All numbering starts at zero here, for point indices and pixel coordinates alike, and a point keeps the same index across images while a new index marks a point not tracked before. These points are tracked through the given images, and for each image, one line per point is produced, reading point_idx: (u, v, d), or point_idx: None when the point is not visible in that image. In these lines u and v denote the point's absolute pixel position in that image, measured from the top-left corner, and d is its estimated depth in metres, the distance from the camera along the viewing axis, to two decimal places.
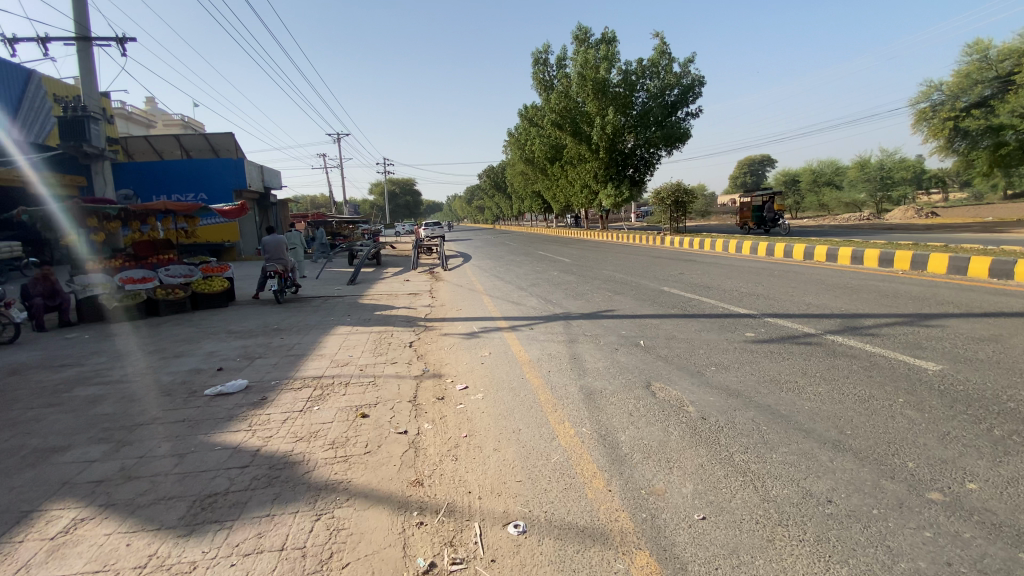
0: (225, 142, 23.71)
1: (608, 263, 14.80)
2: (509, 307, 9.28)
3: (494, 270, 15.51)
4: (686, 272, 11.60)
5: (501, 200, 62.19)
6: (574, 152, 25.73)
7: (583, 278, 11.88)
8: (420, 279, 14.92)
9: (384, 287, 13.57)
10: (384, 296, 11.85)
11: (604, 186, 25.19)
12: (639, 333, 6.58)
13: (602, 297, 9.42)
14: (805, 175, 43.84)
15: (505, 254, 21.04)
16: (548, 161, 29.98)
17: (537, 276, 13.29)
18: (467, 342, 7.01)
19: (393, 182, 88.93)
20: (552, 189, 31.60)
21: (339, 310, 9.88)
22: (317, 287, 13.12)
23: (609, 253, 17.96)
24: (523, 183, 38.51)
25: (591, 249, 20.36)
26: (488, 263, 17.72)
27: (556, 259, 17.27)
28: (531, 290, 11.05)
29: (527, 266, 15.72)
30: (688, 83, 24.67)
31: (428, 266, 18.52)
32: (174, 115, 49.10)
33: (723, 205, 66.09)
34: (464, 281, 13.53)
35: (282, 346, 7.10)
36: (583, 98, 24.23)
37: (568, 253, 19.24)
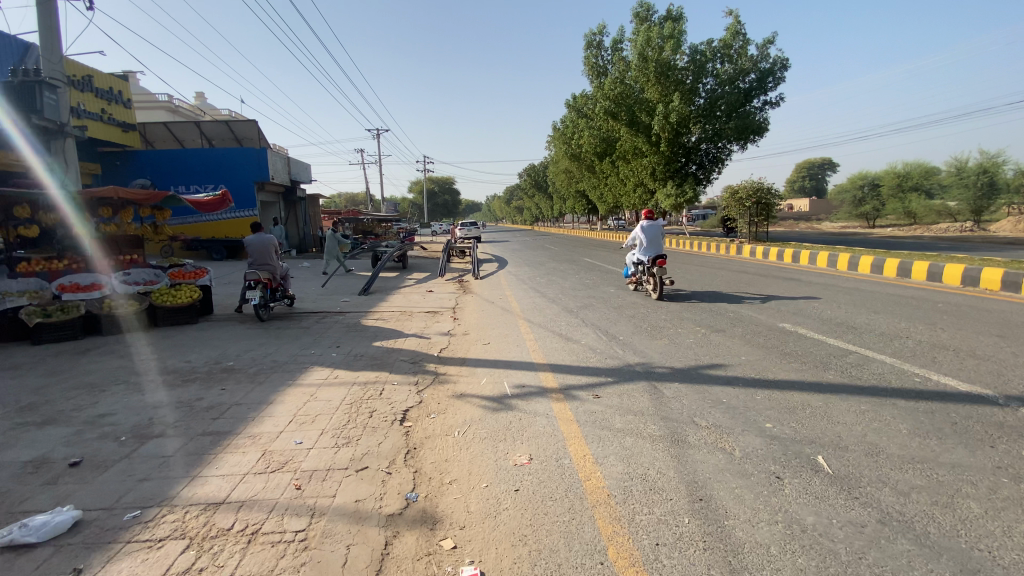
0: (249, 131, 22.00)
1: (678, 278, 11.74)
2: (556, 343, 6.51)
3: (536, 282, 12.76)
4: (798, 298, 8.49)
5: (542, 201, 59.18)
6: (629, 146, 22.58)
7: (653, 301, 8.93)
8: (444, 290, 12.33)
9: (400, 299, 11.05)
10: (396, 312, 9.32)
11: (663, 185, 21.96)
12: (795, 429, 3.70)
13: (692, 335, 6.52)
14: (887, 179, 38.53)
15: (548, 260, 18.20)
16: (598, 156, 26.88)
17: (589, 293, 10.43)
18: (492, 418, 4.26)
19: (433, 181, 87.48)
20: (601, 187, 28.49)
21: (328, 336, 7.40)
22: (319, 298, 10.71)
23: (673, 264, 14.86)
24: (568, 181, 35.44)
25: (649, 258, 17.26)
26: (528, 273, 14.95)
27: (609, 270, 14.34)
28: (585, 315, 8.23)
29: (574, 279, 12.87)
30: (768, 67, 21.00)
31: (458, 273, 15.96)
32: (221, 111, 48.96)
33: (784, 212, 60.89)
34: (498, 297, 10.81)
35: (211, 407, 4.68)
36: (642, 84, 21.05)
37: (623, 263, 16.21)
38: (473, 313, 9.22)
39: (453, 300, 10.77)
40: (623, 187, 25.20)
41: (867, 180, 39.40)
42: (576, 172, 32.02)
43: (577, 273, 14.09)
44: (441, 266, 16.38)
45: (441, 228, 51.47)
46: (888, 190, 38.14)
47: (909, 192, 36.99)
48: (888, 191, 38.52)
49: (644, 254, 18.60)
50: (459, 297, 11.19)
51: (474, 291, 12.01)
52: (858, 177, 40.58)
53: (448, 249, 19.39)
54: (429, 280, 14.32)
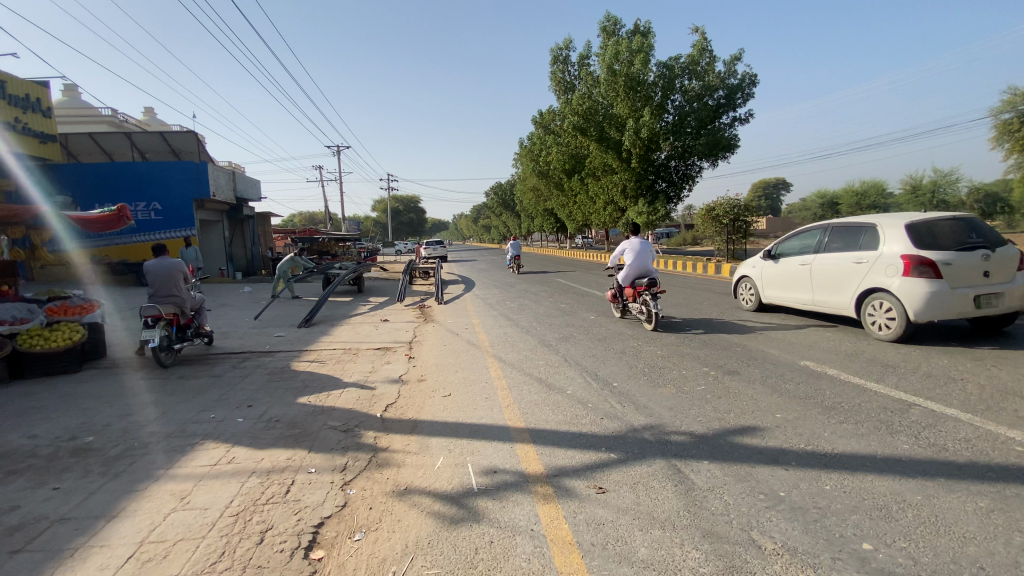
0: (186, 144, 19.93)
1: (663, 302, 10.59)
2: (535, 393, 5.13)
3: (506, 308, 11.38)
4: (807, 327, 7.39)
5: (510, 219, 58.27)
6: (599, 164, 21.53)
7: (643, 331, 7.71)
8: (401, 318, 10.81)
9: (347, 331, 9.44)
10: (339, 348, 7.74)
11: (636, 203, 20.96)
12: (906, 556, 2.43)
13: (702, 380, 5.26)
14: (846, 197, 39.14)
15: (518, 282, 16.87)
16: (566, 174, 25.82)
17: (568, 320, 9.12)
18: (449, 537, 2.81)
19: (397, 199, 85.56)
20: (571, 205, 27.42)
21: (243, 388, 5.79)
22: (250, 333, 8.99)
23: (653, 284, 13.83)
24: (536, 198, 34.39)
25: (625, 278, 16.18)
26: (496, 296, 13.58)
27: (585, 292, 13.12)
28: (566, 350, 6.89)
29: (549, 303, 11.55)
30: (738, 82, 20.37)
31: (420, 297, 14.40)
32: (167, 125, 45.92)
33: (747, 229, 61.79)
34: (463, 326, 9.36)
35: (19, 528, 3.09)
36: (610, 99, 20.14)
37: (599, 282, 15.08)
38: (433, 347, 7.74)
39: (410, 331, 9.26)
40: (594, 205, 24.14)
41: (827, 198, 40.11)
42: (544, 189, 30.93)
43: (550, 296, 12.80)
44: (401, 289, 14.78)
45: (405, 247, 49.64)
46: (847, 207, 38.70)
47: (868, 209, 37.63)
48: (847, 208, 39.10)
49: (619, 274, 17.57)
50: (418, 327, 9.68)
51: (436, 319, 10.51)
52: (818, 195, 41.30)
53: (408, 270, 17.79)
54: (385, 306, 12.72)
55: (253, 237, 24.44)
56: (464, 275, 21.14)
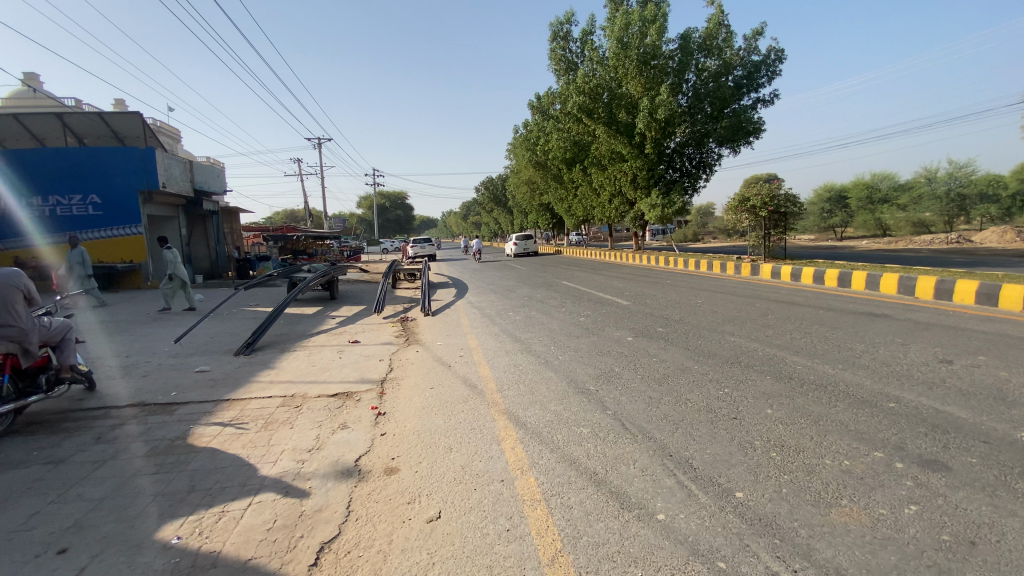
0: (130, 127, 17.13)
1: (713, 314, 8.25)
2: (599, 518, 2.78)
3: (509, 322, 9.00)
4: (962, 362, 5.04)
5: (502, 216, 55.78)
6: (605, 152, 18.84)
7: (715, 367, 5.38)
8: (375, 337, 8.38)
9: (300, 359, 6.98)
10: (278, 395, 5.32)
11: (648, 196, 18.29)
12: None
13: (891, 486, 2.93)
14: (855, 191, 37.25)
15: (518, 285, 14.46)
16: (567, 164, 23.11)
17: (598, 344, 6.73)
18: None
19: (383, 196, 82.58)
20: (571, 199, 24.74)
21: (86, 495, 3.38)
22: (163, 370, 6.52)
23: (683, 288, 11.48)
24: (530, 192, 31.80)
25: (643, 279, 13.84)
26: (496, 304, 11.16)
27: (604, 299, 10.76)
28: (615, 401, 4.54)
29: (562, 315, 9.22)
30: (762, 58, 17.87)
31: (402, 305, 11.94)
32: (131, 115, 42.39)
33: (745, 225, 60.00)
34: (456, 352, 6.95)
35: None
36: (619, 76, 17.55)
37: (616, 286, 12.75)
38: (414, 390, 5.34)
39: (385, 359, 6.83)
40: (598, 198, 21.49)
41: (835, 193, 38.05)
42: (541, 182, 28.20)
43: (562, 304, 10.42)
44: (380, 294, 12.30)
45: (391, 245, 46.92)
46: (857, 202, 36.90)
47: (878, 204, 35.81)
48: (856, 203, 37.25)
49: (634, 274, 15.27)
50: (395, 352, 7.24)
51: (420, 339, 8.08)
52: (824, 189, 39.29)
53: (390, 271, 15.27)
54: (358, 319, 10.25)
55: (218, 234, 21.66)
56: (455, 277, 18.69)
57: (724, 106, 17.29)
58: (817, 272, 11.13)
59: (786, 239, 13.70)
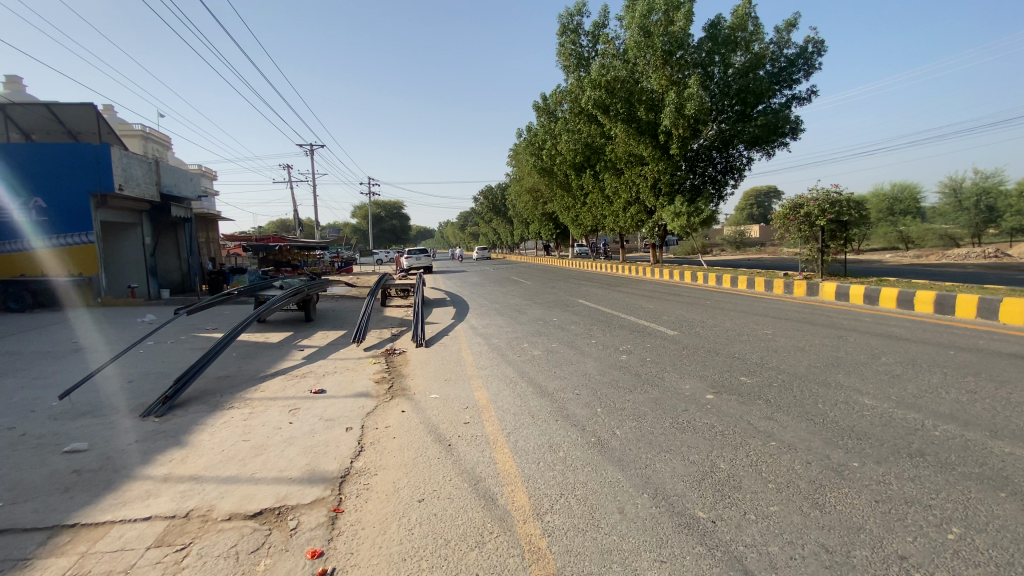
0: (81, 119, 14.96)
1: (805, 355, 6.10)
2: None
3: (524, 359, 6.84)
4: None
5: (502, 226, 53.71)
6: (622, 155, 16.62)
7: (890, 470, 3.24)
8: (347, 383, 6.18)
9: (230, 426, 4.79)
10: (161, 515, 3.16)
11: (670, 204, 16.07)
12: None
13: None
14: (872, 201, 35.48)
15: (528, 304, 12.32)
16: (577, 170, 20.87)
17: (669, 408, 4.56)
18: None
19: (378, 205, 80.53)
20: (580, 208, 22.50)
21: None
22: (21, 447, 4.33)
23: (735, 312, 9.32)
24: (533, 201, 29.71)
25: (676, 298, 11.71)
26: (505, 331, 8.98)
27: (642, 325, 8.59)
28: (763, 564, 2.40)
29: (595, 349, 7.06)
30: (797, 50, 15.99)
31: (389, 331, 9.77)
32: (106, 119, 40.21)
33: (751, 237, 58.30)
34: (457, 414, 4.78)
35: None
36: (642, 68, 15.45)
37: (647, 307, 10.61)
38: (388, 507, 3.15)
39: (353, 427, 4.64)
40: (611, 207, 19.24)
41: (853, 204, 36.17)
42: (546, 189, 25.95)
43: (590, 333, 8.24)
44: (364, 315, 10.09)
45: (385, 256, 44.63)
46: (875, 213, 35.15)
47: (897, 215, 34.11)
48: (873, 214, 35.47)
49: (661, 292, 13.12)
50: (371, 412, 5.06)
51: (408, 386, 5.90)
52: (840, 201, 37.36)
53: (378, 287, 13.05)
54: (331, 352, 8.05)
55: (190, 243, 19.43)
56: (454, 294, 16.49)
57: (756, 102, 15.26)
58: (902, 294, 8.89)
59: (847, 252, 11.23)
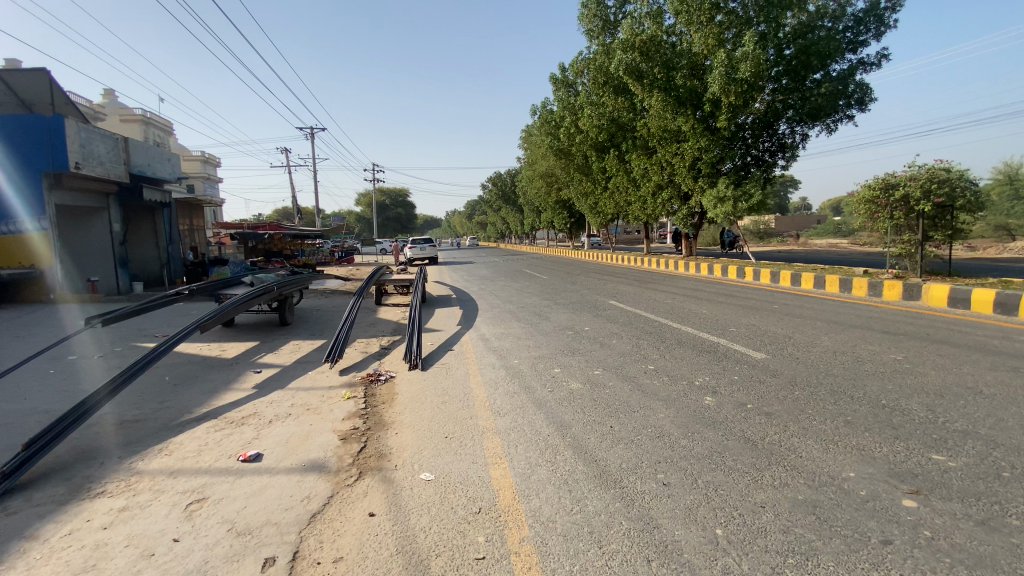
0: (36, 88, 13.13)
1: (1000, 411, 3.94)
2: None
3: (559, 397, 4.75)
4: None
5: (511, 215, 51.36)
6: (655, 131, 14.34)
7: None
8: (300, 438, 4.14)
9: (74, 545, 2.78)
10: None
11: (712, 187, 13.77)
12: None
13: None
14: None
15: (549, 305, 10.22)
16: (599, 151, 18.58)
17: (856, 547, 2.46)
18: None
19: (383, 192, 78.36)
20: (600, 194, 20.22)
21: None
22: None
23: (825, 325, 7.14)
24: (547, 187, 27.47)
25: (731, 301, 9.54)
26: (524, 346, 6.90)
27: (707, 341, 6.48)
28: None
29: (660, 383, 4.96)
30: (866, 5, 13.60)
31: (378, 343, 7.71)
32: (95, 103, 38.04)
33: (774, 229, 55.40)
34: (461, 535, 2.71)
35: None
36: (685, 26, 13.02)
37: (701, 313, 8.45)
38: None
39: (276, 557, 2.61)
40: (637, 191, 16.99)
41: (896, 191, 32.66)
42: (561, 174, 23.66)
43: (641, 352, 6.12)
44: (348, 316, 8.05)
45: (389, 246, 42.51)
46: None
47: None
48: None
49: (707, 292, 10.99)
50: (318, 513, 3.01)
51: (388, 450, 3.84)
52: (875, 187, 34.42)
53: (371, 281, 10.99)
54: (296, 376, 6.02)
55: (169, 231, 17.48)
56: (460, 290, 14.40)
57: (819, 67, 12.94)
58: None
59: (952, 246, 8.98)
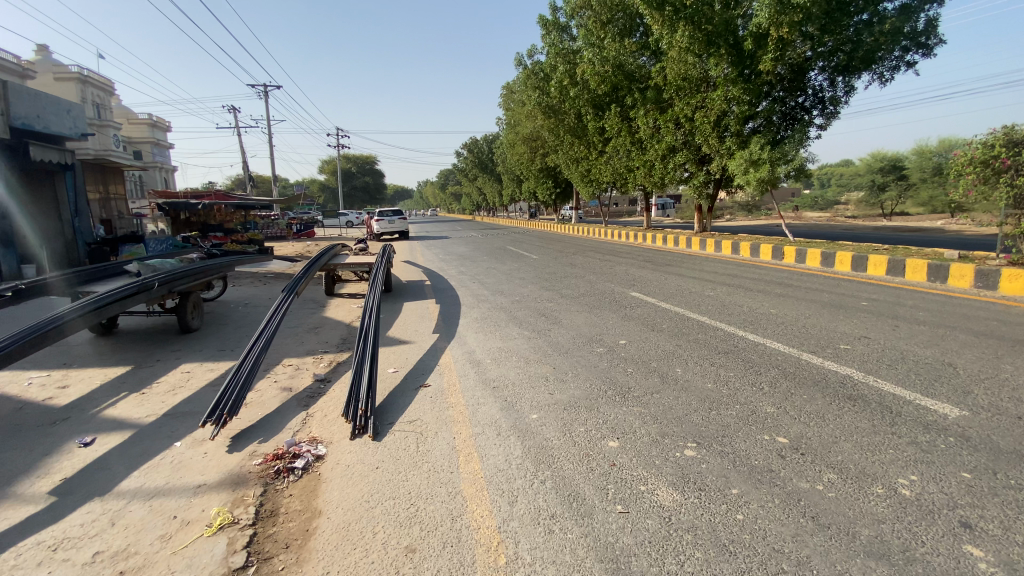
0: None
1: None
2: None
3: (653, 543, 2.28)
4: None
5: (488, 184, 48.20)
6: (672, 78, 11.82)
7: None
8: None
9: None
10: None
11: (741, 149, 11.29)
12: None
13: None
14: (915, 160, 30.47)
15: (554, 300, 7.70)
16: (596, 107, 15.90)
17: None
18: None
19: (349, 160, 73.62)
20: (595, 159, 17.63)
21: None
22: None
23: (978, 339, 4.83)
24: (531, 153, 24.70)
25: (792, 293, 7.26)
26: (539, 379, 4.39)
27: (832, 377, 4.10)
28: None
29: (833, 503, 2.55)
30: None
31: (312, 369, 5.09)
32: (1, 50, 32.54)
33: (774, 201, 53.82)
34: None
35: None
36: None
37: (775, 316, 6.07)
38: None
39: None
40: (644, 154, 14.40)
41: (892, 160, 30.95)
42: (550, 137, 20.83)
43: (740, 402, 3.70)
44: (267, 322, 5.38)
45: (356, 218, 39.07)
46: (921, 177, 29.77)
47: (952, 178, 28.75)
48: (920, 177, 30.03)
49: (750, 277, 8.63)
50: None
51: None
52: (870, 158, 32.63)
53: (316, 265, 8.22)
54: (148, 458, 3.40)
55: (74, 199, 13.82)
56: (436, 273, 11.75)
57: None
58: None
59: None
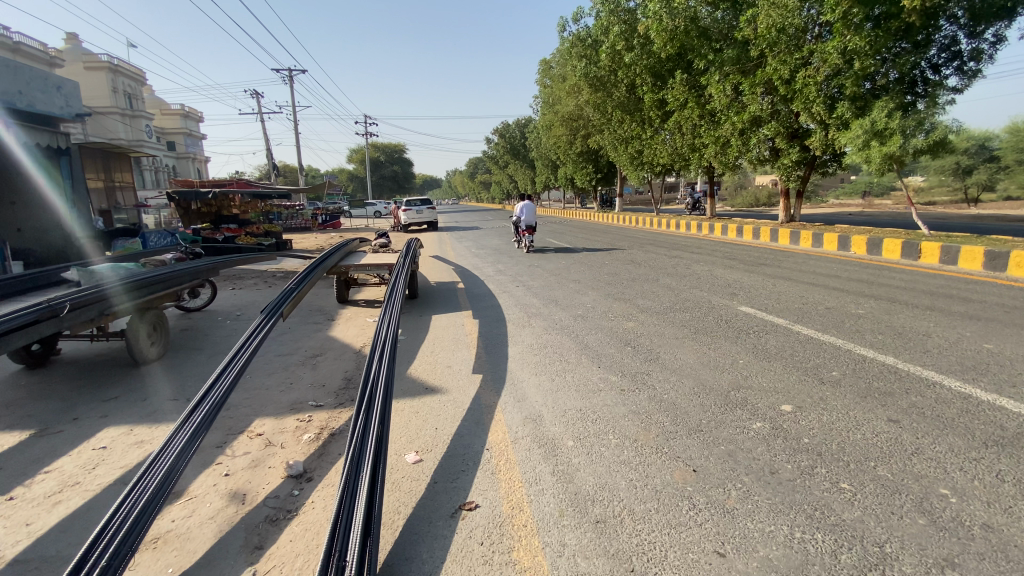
0: None
1: None
2: None
3: None
4: None
5: (520, 171, 45.96)
6: (765, 30, 9.47)
7: None
8: None
9: None
10: None
11: (859, 116, 8.86)
12: None
13: None
14: (1009, 139, 26.68)
15: (635, 318, 5.63)
16: (655, 75, 13.58)
17: None
18: None
19: (377, 148, 72.45)
20: (650, 138, 15.31)
21: None
22: None
23: None
24: (572, 135, 22.44)
25: (990, 315, 4.98)
26: (678, 504, 2.36)
27: None
28: None
29: None
30: None
31: (287, 449, 3.19)
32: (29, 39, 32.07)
33: (829, 188, 49.71)
34: None
35: None
36: None
37: (1008, 361, 3.85)
38: None
39: None
40: (716, 128, 12.03)
41: (980, 139, 27.25)
42: (594, 115, 18.53)
43: None
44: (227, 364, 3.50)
45: (382, 208, 37.54)
46: (1017, 157, 25.99)
47: None
48: (1015, 159, 26.22)
49: (899, 286, 6.33)
50: None
51: None
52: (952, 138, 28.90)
53: (320, 266, 6.34)
54: None
55: (75, 190, 12.23)
56: (470, 274, 9.82)
57: None
58: None
59: None
